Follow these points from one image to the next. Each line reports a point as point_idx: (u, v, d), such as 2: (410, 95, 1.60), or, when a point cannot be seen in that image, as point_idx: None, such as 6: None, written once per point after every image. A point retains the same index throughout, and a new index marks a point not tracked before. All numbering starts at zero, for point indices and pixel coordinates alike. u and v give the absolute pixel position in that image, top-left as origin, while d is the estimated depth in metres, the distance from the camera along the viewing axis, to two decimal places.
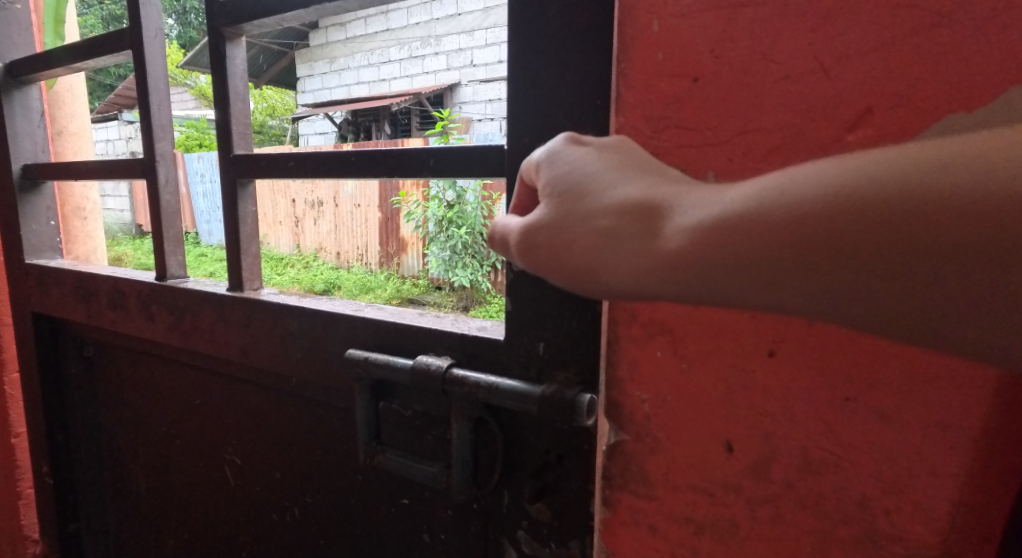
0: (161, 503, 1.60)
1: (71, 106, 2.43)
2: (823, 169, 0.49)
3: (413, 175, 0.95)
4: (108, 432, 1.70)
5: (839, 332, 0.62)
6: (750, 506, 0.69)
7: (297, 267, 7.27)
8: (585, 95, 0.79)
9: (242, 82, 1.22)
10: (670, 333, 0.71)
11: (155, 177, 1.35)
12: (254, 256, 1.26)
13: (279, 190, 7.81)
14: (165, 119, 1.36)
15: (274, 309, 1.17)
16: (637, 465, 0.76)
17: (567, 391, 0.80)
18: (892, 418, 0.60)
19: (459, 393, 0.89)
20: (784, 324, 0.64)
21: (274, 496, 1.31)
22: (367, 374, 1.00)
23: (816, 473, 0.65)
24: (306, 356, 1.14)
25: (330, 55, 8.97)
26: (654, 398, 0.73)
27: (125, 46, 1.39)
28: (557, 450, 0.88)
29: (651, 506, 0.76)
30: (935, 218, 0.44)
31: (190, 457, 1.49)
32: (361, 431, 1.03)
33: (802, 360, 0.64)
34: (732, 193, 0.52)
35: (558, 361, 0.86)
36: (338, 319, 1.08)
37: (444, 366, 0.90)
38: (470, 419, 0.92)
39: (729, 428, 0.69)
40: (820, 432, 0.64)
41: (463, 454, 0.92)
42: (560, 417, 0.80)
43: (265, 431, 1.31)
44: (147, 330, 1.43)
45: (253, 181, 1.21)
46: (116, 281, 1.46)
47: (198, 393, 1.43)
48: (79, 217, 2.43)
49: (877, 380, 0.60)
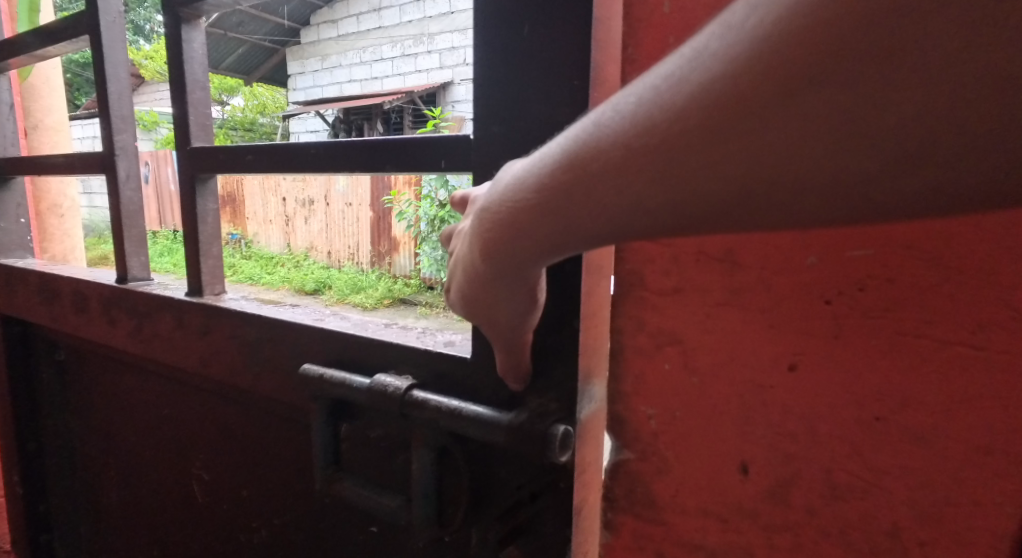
0: (132, 515, 1.52)
1: (48, 99, 2.34)
2: (573, 133, 0.41)
3: (377, 169, 0.85)
4: (80, 440, 1.60)
5: (867, 345, 0.56)
6: (767, 534, 0.63)
7: (288, 266, 7.18)
8: (560, 69, 0.66)
9: (202, 68, 1.14)
10: (680, 344, 0.66)
11: (113, 171, 1.27)
12: (214, 257, 1.18)
13: (267, 188, 7.67)
14: (127, 111, 1.28)
15: (231, 315, 1.08)
16: (643, 486, 0.71)
17: (540, 421, 0.64)
18: (927, 441, 0.54)
19: (421, 419, 0.74)
20: (806, 335, 0.58)
21: (246, 513, 1.23)
22: (322, 392, 0.89)
23: (842, 500, 0.59)
24: (265, 370, 1.05)
25: (322, 52, 8.87)
26: (662, 414, 0.68)
27: (81, 31, 1.28)
28: (531, 485, 0.70)
29: (658, 531, 0.71)
30: (716, 139, 0.33)
31: (160, 468, 1.41)
32: (318, 455, 0.91)
33: (827, 374, 0.58)
34: (504, 201, 0.47)
35: (533, 385, 0.68)
36: (293, 327, 0.99)
37: (404, 387, 0.75)
38: (434, 448, 0.76)
39: (745, 449, 0.63)
40: (848, 456, 0.58)
41: (425, 489, 0.76)
42: (530, 451, 0.64)
43: (231, 447, 1.23)
44: (109, 336, 1.34)
45: (212, 175, 1.12)
46: (79, 283, 1.38)
47: (167, 403, 1.35)
48: (56, 215, 2.34)
49: (910, 398, 0.54)
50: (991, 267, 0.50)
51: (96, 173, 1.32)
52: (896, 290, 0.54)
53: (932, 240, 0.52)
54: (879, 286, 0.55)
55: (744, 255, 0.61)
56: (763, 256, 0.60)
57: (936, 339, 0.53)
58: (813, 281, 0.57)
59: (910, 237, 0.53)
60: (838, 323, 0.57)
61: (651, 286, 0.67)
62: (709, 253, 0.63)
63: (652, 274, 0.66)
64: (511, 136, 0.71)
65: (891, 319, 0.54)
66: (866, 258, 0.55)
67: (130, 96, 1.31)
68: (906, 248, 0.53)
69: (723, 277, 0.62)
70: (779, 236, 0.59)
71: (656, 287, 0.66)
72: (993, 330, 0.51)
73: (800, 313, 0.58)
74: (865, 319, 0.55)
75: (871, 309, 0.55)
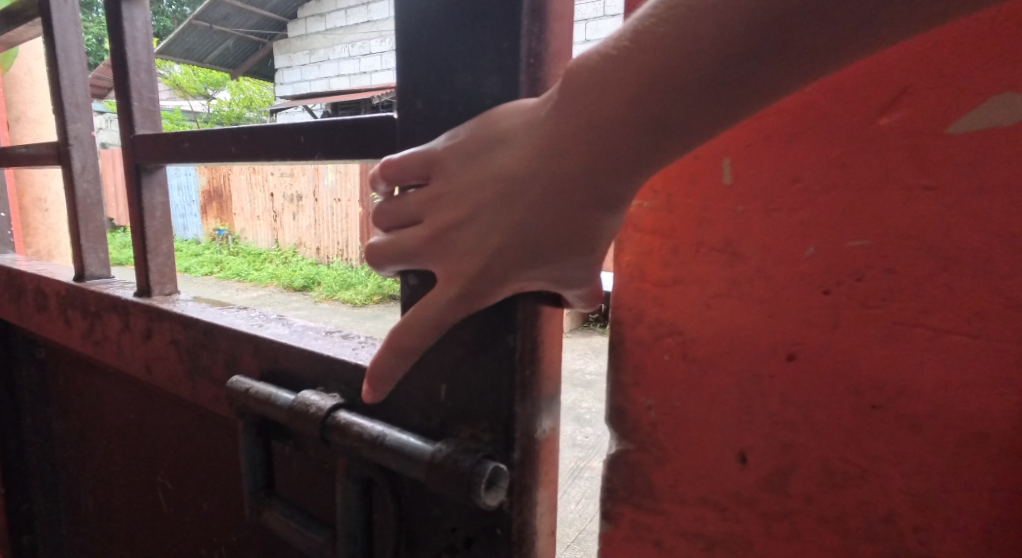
0: (107, 523, 1.42)
1: (31, 91, 2.30)
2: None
3: (307, 156, 0.75)
4: (59, 441, 1.54)
5: (867, 334, 0.56)
6: (766, 522, 0.64)
7: (276, 263, 7.11)
8: (489, 33, 0.57)
9: (146, 48, 1.03)
10: (680, 335, 0.66)
11: (68, 162, 1.18)
12: (165, 254, 1.07)
13: (254, 183, 7.56)
14: (80, 98, 1.21)
15: (172, 319, 0.96)
16: (642, 477, 0.71)
17: (465, 456, 0.57)
18: (923, 428, 0.55)
19: (344, 446, 0.68)
20: (805, 325, 0.59)
21: (195, 539, 1.12)
22: (247, 408, 0.80)
23: (839, 487, 0.60)
24: (203, 380, 0.93)
25: (310, 47, 8.80)
26: (661, 404, 0.68)
27: (36, 14, 1.23)
28: (462, 526, 0.65)
29: (657, 521, 0.71)
30: None
31: (125, 475, 1.29)
32: (247, 479, 0.82)
33: (826, 363, 0.58)
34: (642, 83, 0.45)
35: (464, 411, 0.63)
36: (227, 333, 0.88)
37: (327, 408, 0.69)
38: (360, 480, 0.70)
39: (743, 437, 0.64)
40: (845, 443, 0.59)
41: (351, 527, 0.70)
42: (453, 493, 0.57)
43: (193, 456, 1.09)
44: (66, 335, 1.24)
45: (159, 166, 1.01)
46: (40, 280, 1.30)
47: (133, 406, 1.22)
48: (39, 209, 2.31)
49: (908, 386, 0.55)
50: (987, 255, 0.51)
51: (52, 164, 1.24)
52: (893, 279, 0.55)
53: (929, 230, 0.53)
54: (877, 276, 0.55)
55: (743, 245, 0.61)
56: (762, 247, 0.60)
57: (933, 328, 0.54)
58: (813, 272, 0.58)
59: (908, 227, 0.54)
60: (837, 312, 0.57)
61: (651, 277, 0.67)
62: (709, 244, 0.63)
63: (652, 266, 0.67)
64: (435, 116, 0.62)
65: (888, 308, 0.55)
66: (864, 248, 0.56)
67: (85, 83, 1.22)
68: (904, 237, 0.54)
69: (722, 268, 0.63)
70: (778, 227, 0.59)
71: (655, 278, 0.67)
72: (988, 318, 0.52)
73: (800, 303, 0.59)
74: (864, 309, 0.56)
75: (870, 299, 0.56)
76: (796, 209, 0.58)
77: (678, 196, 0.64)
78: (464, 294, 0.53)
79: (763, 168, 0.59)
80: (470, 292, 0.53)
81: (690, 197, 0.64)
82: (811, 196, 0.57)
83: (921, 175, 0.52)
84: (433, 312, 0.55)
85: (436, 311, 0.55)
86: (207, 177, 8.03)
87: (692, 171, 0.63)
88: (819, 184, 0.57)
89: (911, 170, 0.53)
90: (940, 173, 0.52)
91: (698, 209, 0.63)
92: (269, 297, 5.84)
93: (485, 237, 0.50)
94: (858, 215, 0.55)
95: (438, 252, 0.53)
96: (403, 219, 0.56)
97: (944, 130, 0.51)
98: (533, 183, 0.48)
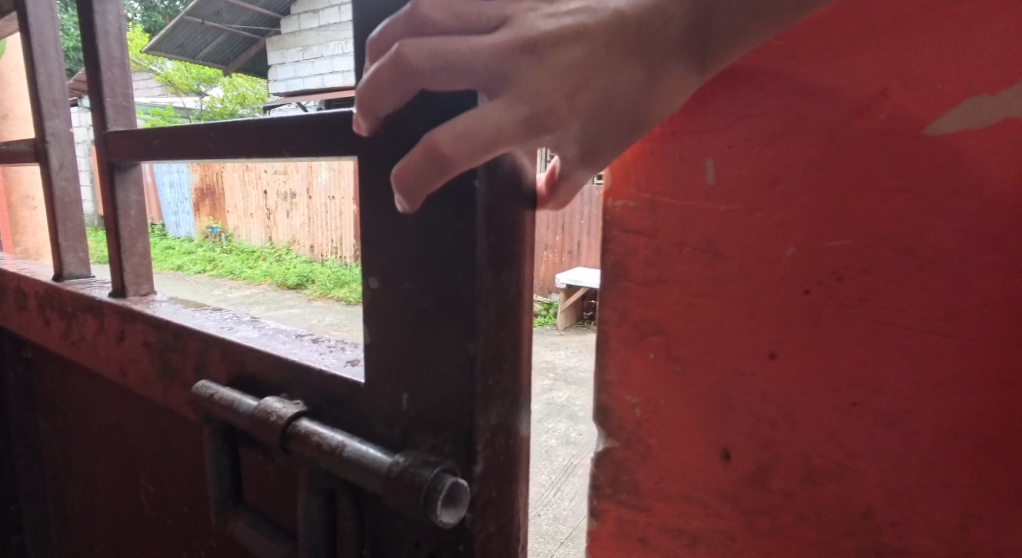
0: (93, 523, 1.41)
1: (18, 88, 2.29)
2: None
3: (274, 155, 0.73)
4: (46, 441, 1.53)
5: (845, 332, 0.57)
6: (748, 518, 0.65)
7: (269, 261, 7.09)
8: None
9: (118, 45, 1.02)
10: (663, 333, 0.67)
11: (46, 159, 1.18)
12: (140, 254, 1.07)
13: (247, 180, 7.53)
14: (57, 94, 1.20)
15: (145, 322, 0.96)
16: (627, 474, 0.72)
17: (421, 468, 0.57)
18: (901, 425, 0.56)
19: (305, 457, 0.67)
20: (784, 323, 0.60)
21: (179, 540, 1.12)
22: (212, 415, 0.79)
23: (819, 483, 0.61)
24: (174, 383, 0.93)
25: (304, 44, 8.76)
26: (646, 402, 0.69)
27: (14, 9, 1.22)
28: (423, 541, 0.64)
29: (641, 517, 0.72)
30: None
31: (111, 476, 1.29)
32: (214, 487, 0.82)
33: (805, 361, 0.59)
34: None
35: (424, 420, 0.62)
36: (197, 336, 0.88)
37: (288, 417, 0.69)
38: (322, 491, 0.69)
39: (726, 435, 0.65)
40: (825, 440, 0.59)
41: (313, 539, 0.70)
42: (407, 507, 0.56)
43: (174, 457, 1.09)
44: (46, 336, 1.23)
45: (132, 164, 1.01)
46: (22, 280, 1.29)
47: (115, 407, 1.21)
48: (26, 207, 2.29)
49: (886, 384, 0.56)
50: (961, 255, 0.52)
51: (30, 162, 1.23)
52: (871, 279, 0.55)
53: (906, 230, 0.54)
54: (855, 276, 0.56)
55: (725, 245, 0.62)
56: (744, 247, 0.61)
57: (909, 326, 0.55)
58: (793, 271, 0.59)
59: (885, 227, 0.54)
60: (816, 311, 0.58)
61: (635, 277, 0.68)
62: (691, 244, 0.64)
63: (636, 266, 0.68)
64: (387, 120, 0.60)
65: (867, 308, 0.56)
66: (842, 249, 0.56)
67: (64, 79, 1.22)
68: (882, 238, 0.55)
69: (705, 267, 0.63)
70: (759, 227, 0.60)
71: (639, 278, 0.68)
72: (962, 317, 0.53)
73: (780, 302, 0.60)
74: (842, 308, 0.57)
75: (848, 298, 0.57)
76: (776, 210, 0.59)
77: (662, 196, 0.65)
78: (537, 114, 0.47)
79: (745, 168, 0.60)
80: (542, 120, 0.47)
81: (674, 197, 0.64)
82: (791, 197, 0.58)
83: (898, 177, 0.53)
84: (489, 126, 0.46)
85: (493, 126, 0.46)
86: (198, 175, 7.98)
87: (675, 172, 0.64)
88: (799, 185, 0.58)
89: (888, 171, 0.54)
90: (917, 173, 0.53)
91: (681, 209, 0.64)
92: (262, 295, 5.82)
93: (578, 61, 0.47)
94: (837, 216, 0.56)
95: (524, 61, 0.46)
96: (469, 24, 0.48)
97: (921, 131, 0.52)
98: (636, 20, 0.48)
